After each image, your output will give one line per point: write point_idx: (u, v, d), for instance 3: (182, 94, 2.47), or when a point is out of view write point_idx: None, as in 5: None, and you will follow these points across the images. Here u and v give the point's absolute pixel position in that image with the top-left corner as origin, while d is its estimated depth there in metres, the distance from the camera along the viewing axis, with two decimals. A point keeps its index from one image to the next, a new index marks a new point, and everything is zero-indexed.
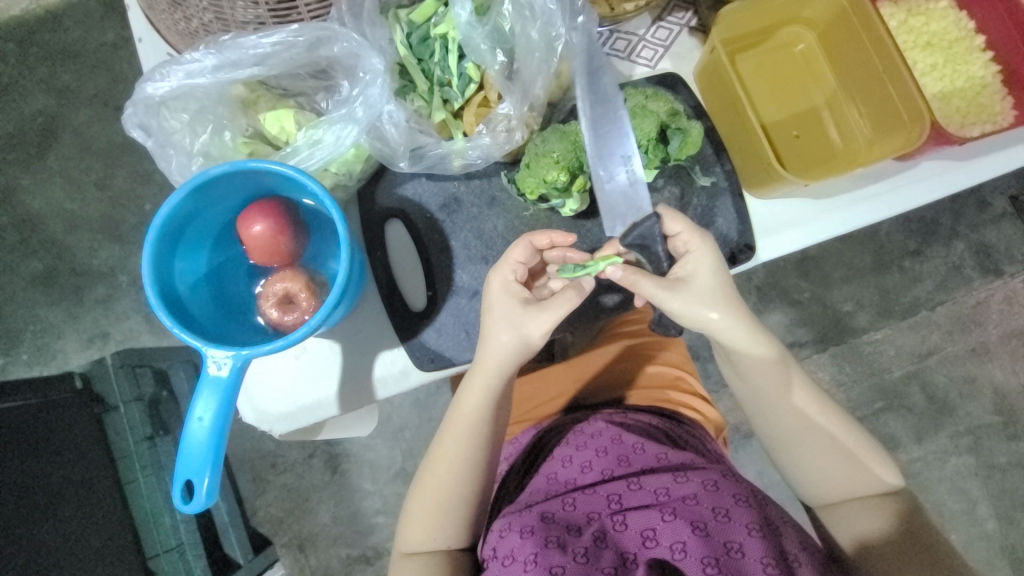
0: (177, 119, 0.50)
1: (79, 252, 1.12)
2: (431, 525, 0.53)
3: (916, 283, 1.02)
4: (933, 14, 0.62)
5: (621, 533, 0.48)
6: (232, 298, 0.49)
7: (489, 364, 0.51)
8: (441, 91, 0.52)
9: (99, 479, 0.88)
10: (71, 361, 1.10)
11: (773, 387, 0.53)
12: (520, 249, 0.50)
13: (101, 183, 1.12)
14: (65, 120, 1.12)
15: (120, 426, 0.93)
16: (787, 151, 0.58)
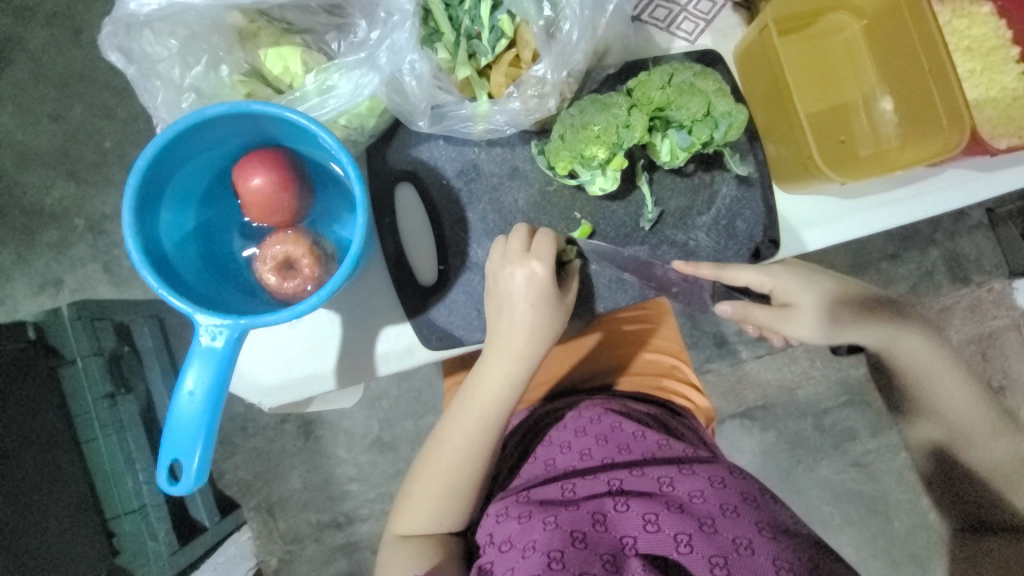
0: (163, 45, 0.43)
1: (30, 189, 1.02)
2: (430, 507, 0.52)
3: (889, 285, 1.05)
4: (976, 17, 0.59)
5: (622, 515, 0.48)
6: (224, 257, 0.44)
7: (503, 346, 0.49)
8: (468, 43, 0.47)
9: (52, 435, 0.81)
10: (20, 309, 1.01)
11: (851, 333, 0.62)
12: (521, 239, 0.48)
13: (56, 114, 1.01)
14: (17, 38, 1.01)
15: (79, 380, 0.87)
16: (825, 145, 0.56)
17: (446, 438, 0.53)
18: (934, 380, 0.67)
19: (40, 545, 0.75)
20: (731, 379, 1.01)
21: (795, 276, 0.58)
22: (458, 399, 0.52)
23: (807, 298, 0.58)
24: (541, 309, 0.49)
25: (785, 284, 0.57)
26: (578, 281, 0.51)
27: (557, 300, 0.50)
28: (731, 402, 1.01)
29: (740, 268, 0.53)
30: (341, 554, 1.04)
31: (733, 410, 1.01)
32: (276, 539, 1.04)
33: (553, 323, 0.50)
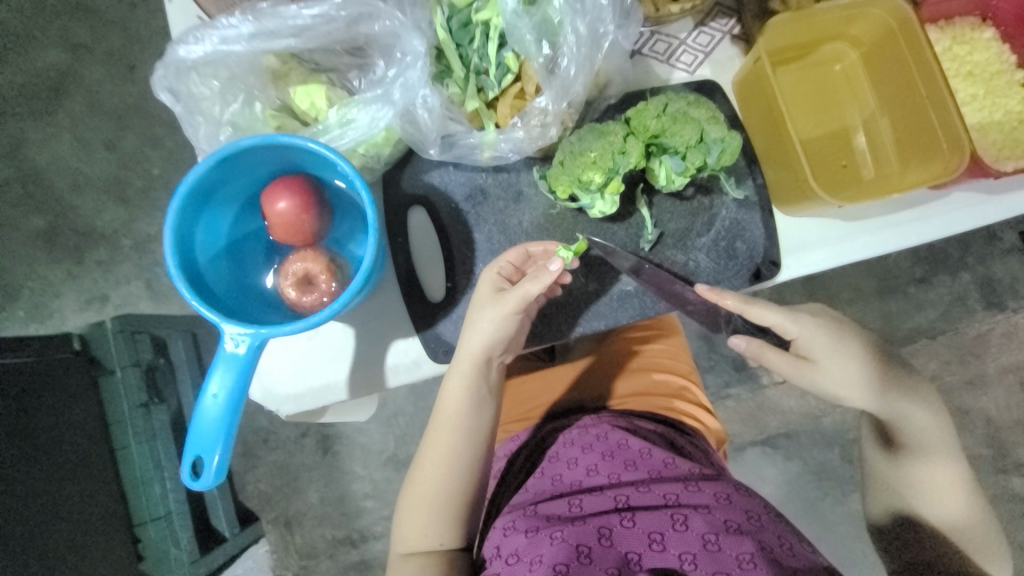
0: (206, 86, 0.48)
1: (82, 211, 1.15)
2: (427, 525, 0.54)
3: (918, 310, 1.06)
4: (977, 43, 0.59)
5: (628, 530, 0.48)
6: (250, 273, 0.48)
7: (466, 355, 0.51)
8: (477, 79, 0.51)
9: (91, 440, 0.87)
10: (67, 322, 1.13)
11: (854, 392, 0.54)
12: (513, 252, 0.51)
13: (111, 144, 1.15)
14: (76, 76, 1.16)
15: (116, 389, 0.93)
16: (824, 169, 0.57)
17: (437, 454, 0.54)
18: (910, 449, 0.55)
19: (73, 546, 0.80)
20: (750, 405, 0.99)
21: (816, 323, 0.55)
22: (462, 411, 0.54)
23: (822, 345, 0.55)
24: None
25: (810, 336, 0.55)
26: (530, 282, 0.48)
27: (496, 298, 0.50)
28: (751, 429, 0.99)
29: (761, 307, 0.53)
30: (355, 572, 1.05)
31: (753, 437, 0.99)
32: (292, 554, 1.06)
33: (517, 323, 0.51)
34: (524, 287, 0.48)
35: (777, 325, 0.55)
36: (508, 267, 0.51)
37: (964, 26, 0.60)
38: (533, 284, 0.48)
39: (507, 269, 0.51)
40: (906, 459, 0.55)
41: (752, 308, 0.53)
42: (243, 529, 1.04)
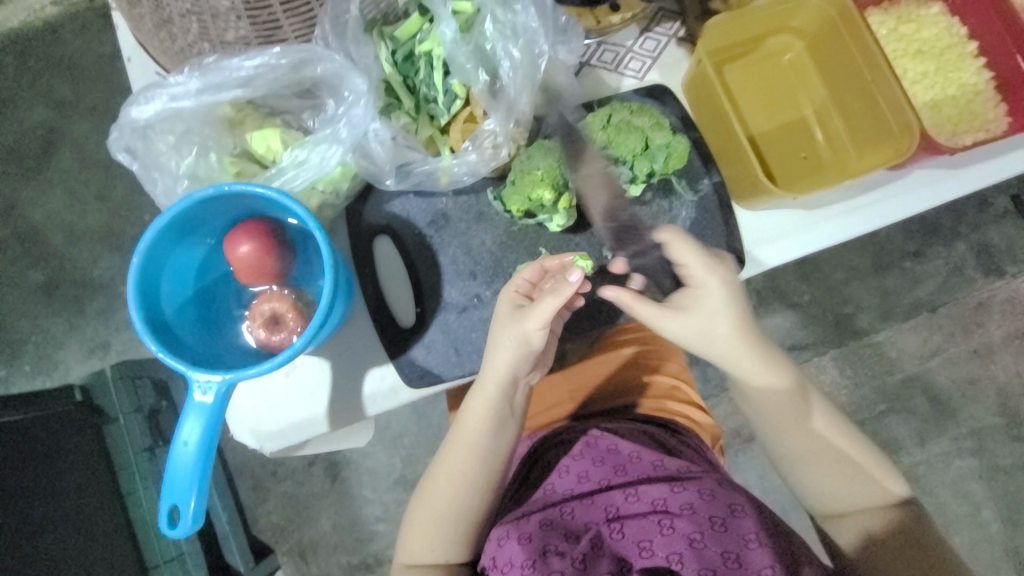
0: (162, 141, 0.50)
1: (77, 262, 1.21)
2: (432, 541, 0.53)
3: (917, 284, 1.08)
4: (924, 20, 0.58)
5: (618, 540, 0.49)
6: (221, 318, 0.49)
7: (492, 377, 0.52)
8: (427, 107, 0.53)
9: (98, 488, 0.88)
10: (72, 372, 1.18)
11: (779, 397, 0.54)
12: (530, 269, 0.51)
13: (100, 195, 1.21)
14: (62, 132, 1.22)
15: (122, 436, 0.96)
16: (779, 162, 0.58)
17: (444, 472, 0.54)
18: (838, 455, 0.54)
19: None
20: None
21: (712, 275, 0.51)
22: (459, 426, 0.55)
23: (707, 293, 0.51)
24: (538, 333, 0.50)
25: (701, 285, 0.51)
26: (553, 299, 0.48)
27: (518, 313, 0.50)
28: None
29: (684, 239, 0.50)
30: None
31: None
32: None
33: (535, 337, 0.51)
34: (548, 303, 0.49)
35: (687, 269, 0.51)
36: (525, 284, 0.52)
37: (908, 5, 0.59)
38: (555, 301, 0.48)
39: (525, 286, 0.52)
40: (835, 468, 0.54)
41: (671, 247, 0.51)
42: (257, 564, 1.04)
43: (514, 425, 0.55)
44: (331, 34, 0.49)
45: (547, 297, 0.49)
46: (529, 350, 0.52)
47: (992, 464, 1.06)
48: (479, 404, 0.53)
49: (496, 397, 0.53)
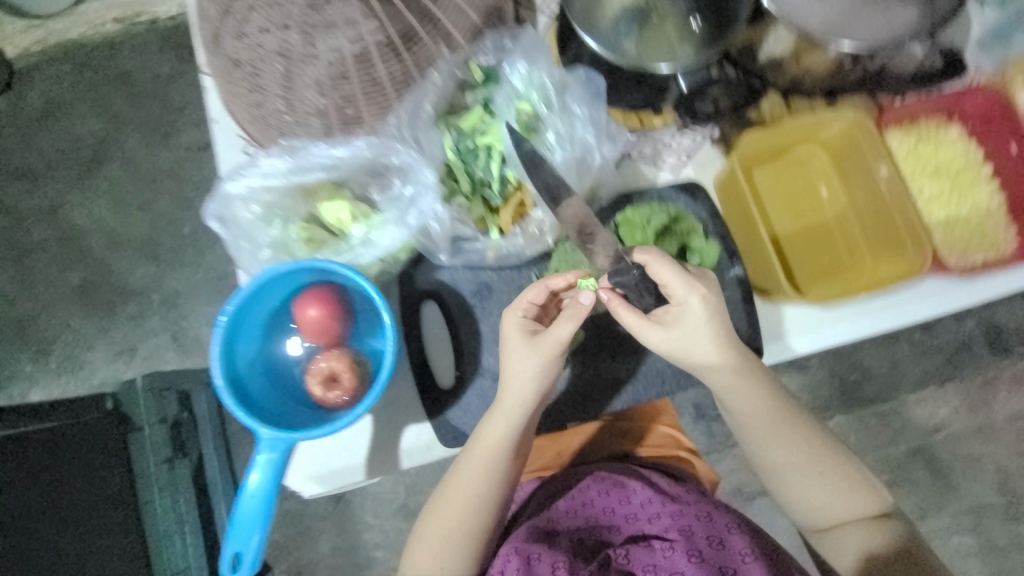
0: (249, 212, 0.56)
1: (116, 268, 1.34)
2: (441, 566, 0.56)
3: (926, 355, 1.11)
4: (942, 142, 0.63)
5: (624, 564, 0.55)
6: (282, 372, 0.54)
7: (510, 403, 0.53)
8: (481, 190, 0.58)
9: (111, 501, 0.93)
10: (96, 372, 1.31)
11: (777, 429, 0.57)
12: (535, 290, 0.53)
13: (144, 205, 1.34)
14: (114, 142, 1.35)
15: (143, 447, 0.99)
16: (799, 262, 0.63)
17: (455, 499, 0.56)
18: (831, 480, 0.58)
19: None
20: None
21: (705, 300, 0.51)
22: (467, 451, 0.55)
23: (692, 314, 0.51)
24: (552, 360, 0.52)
25: (686, 309, 0.51)
26: (563, 321, 0.51)
27: (532, 340, 0.53)
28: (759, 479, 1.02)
29: (660, 260, 0.50)
30: None
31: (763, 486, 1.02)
32: None
33: (550, 364, 0.53)
34: (559, 326, 0.51)
35: (668, 287, 0.51)
36: (531, 310, 0.54)
37: (929, 125, 0.63)
38: (568, 322, 0.51)
39: (531, 312, 0.54)
40: (836, 494, 0.57)
41: (647, 266, 0.51)
42: None
43: (524, 450, 0.57)
44: (401, 117, 0.55)
45: (557, 322, 0.51)
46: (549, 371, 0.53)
47: (988, 542, 1.09)
48: (491, 432, 0.54)
49: (507, 430, 0.54)
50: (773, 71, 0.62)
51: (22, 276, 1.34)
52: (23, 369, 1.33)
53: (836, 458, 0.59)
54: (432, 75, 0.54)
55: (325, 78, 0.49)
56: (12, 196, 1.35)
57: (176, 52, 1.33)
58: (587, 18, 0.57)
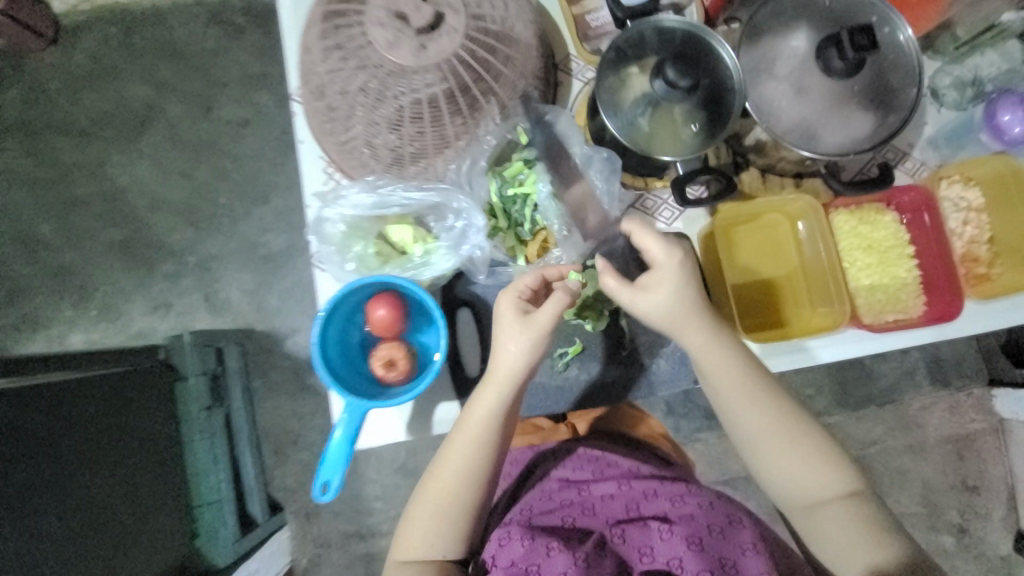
0: (335, 229, 0.72)
1: (156, 229, 1.44)
2: (433, 536, 0.70)
3: (872, 378, 1.32)
4: (879, 223, 0.80)
5: (619, 545, 0.70)
6: (353, 353, 0.71)
7: (499, 373, 0.67)
8: (515, 227, 0.75)
9: (166, 436, 1.12)
10: (135, 322, 1.42)
11: (746, 399, 0.69)
12: (529, 276, 0.69)
13: (186, 172, 1.44)
14: (160, 109, 1.45)
15: (188, 393, 1.20)
16: (755, 306, 0.80)
17: (448, 470, 0.70)
18: (795, 442, 0.69)
19: (147, 512, 1.03)
20: (716, 449, 1.23)
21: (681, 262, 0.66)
22: (463, 417, 0.69)
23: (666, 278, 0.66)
24: (539, 338, 0.66)
25: (665, 267, 0.66)
26: (551, 301, 0.66)
27: (524, 321, 0.66)
28: (717, 470, 1.23)
29: (642, 228, 0.66)
30: (361, 563, 1.34)
31: (717, 476, 1.22)
32: (309, 541, 1.36)
33: (535, 343, 0.66)
34: (550, 306, 0.65)
35: (650, 252, 0.67)
36: (525, 296, 0.68)
37: (869, 209, 0.80)
38: (556, 304, 0.65)
39: (525, 295, 0.68)
40: (800, 452, 0.69)
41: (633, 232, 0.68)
42: (271, 517, 1.32)
43: (507, 425, 0.71)
44: (456, 151, 0.73)
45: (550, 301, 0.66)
46: (532, 352, 0.67)
47: None
48: (483, 402, 0.68)
49: (495, 398, 0.68)
50: (756, 152, 0.78)
51: (66, 226, 1.44)
52: (62, 314, 1.42)
53: (800, 423, 0.70)
54: (483, 125, 0.72)
55: (407, 110, 0.68)
56: (60, 151, 1.44)
57: (226, 30, 1.43)
58: (609, 100, 0.71)
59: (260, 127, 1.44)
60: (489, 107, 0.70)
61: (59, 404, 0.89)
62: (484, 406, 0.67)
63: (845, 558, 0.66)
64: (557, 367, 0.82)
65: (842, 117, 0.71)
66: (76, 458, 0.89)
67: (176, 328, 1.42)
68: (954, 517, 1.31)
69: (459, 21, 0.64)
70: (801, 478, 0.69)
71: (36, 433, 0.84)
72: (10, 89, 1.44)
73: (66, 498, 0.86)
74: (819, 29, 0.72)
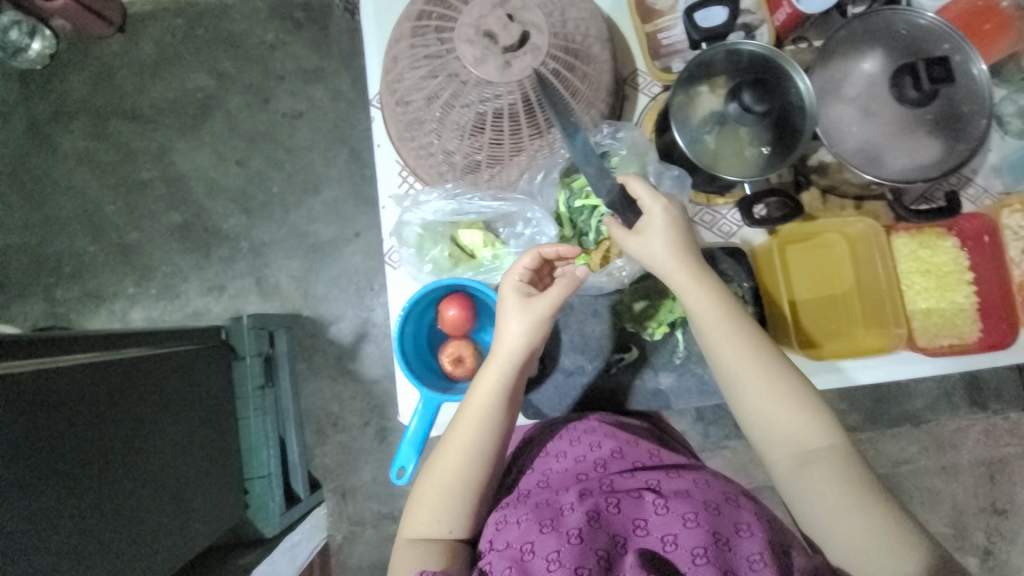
0: (413, 232, 0.78)
1: (212, 214, 1.47)
2: (438, 514, 0.67)
3: (909, 397, 1.32)
4: (938, 248, 0.81)
5: (613, 514, 0.63)
6: (424, 348, 0.80)
7: (503, 349, 0.67)
8: (579, 236, 0.79)
9: (225, 412, 1.19)
10: (190, 302, 1.46)
11: (732, 347, 0.66)
12: (528, 257, 0.69)
13: (242, 161, 1.46)
14: (220, 100, 1.46)
15: (245, 372, 1.27)
16: (808, 324, 0.82)
17: (453, 446, 0.68)
18: (778, 392, 0.65)
19: (209, 481, 1.11)
20: (744, 457, 1.25)
21: (672, 209, 0.66)
22: (466, 399, 0.69)
23: (662, 233, 0.65)
24: (542, 320, 0.68)
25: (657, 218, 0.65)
26: (564, 285, 0.67)
27: (531, 304, 0.67)
28: (744, 477, 1.25)
29: (635, 178, 0.66)
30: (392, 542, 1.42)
31: (743, 483, 1.24)
32: (344, 518, 1.42)
33: (541, 320, 0.68)
34: (556, 291, 0.67)
35: (640, 202, 0.67)
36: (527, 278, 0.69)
37: (930, 235, 0.82)
38: (563, 288, 0.67)
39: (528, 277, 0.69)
40: (784, 404, 0.65)
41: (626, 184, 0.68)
42: (311, 494, 1.38)
43: (513, 400, 0.70)
44: (529, 159, 0.77)
45: (554, 288, 0.67)
46: (534, 332, 0.68)
47: None
48: (486, 382, 0.68)
49: (497, 380, 0.68)
50: (817, 173, 0.80)
51: (129, 207, 1.47)
52: (124, 290, 1.46)
53: (786, 375, 0.66)
54: (555, 135, 0.75)
55: (488, 116, 0.71)
56: (124, 135, 1.47)
57: (286, 23, 1.44)
58: (679, 115, 0.73)
59: (313, 120, 1.45)
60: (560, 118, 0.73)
61: (135, 382, 0.94)
62: (487, 385, 0.67)
63: (830, 516, 0.63)
64: (612, 372, 0.85)
65: (911, 143, 0.72)
66: (146, 433, 0.95)
67: (230, 310, 1.46)
68: (981, 538, 1.31)
69: (542, 40, 0.68)
70: (785, 434, 0.65)
71: (115, 407, 0.89)
72: (77, 71, 1.46)
73: (137, 469, 0.92)
74: (893, 55, 0.72)
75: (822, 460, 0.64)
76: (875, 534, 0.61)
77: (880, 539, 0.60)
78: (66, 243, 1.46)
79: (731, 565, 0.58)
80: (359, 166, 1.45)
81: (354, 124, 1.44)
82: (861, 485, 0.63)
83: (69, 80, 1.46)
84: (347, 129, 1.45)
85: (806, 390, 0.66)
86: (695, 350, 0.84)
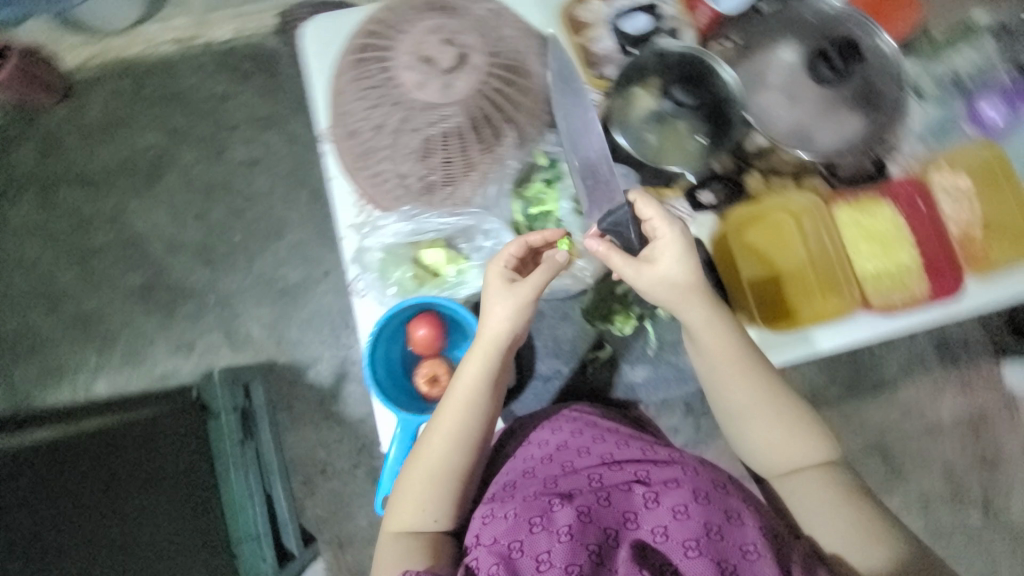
0: (373, 257, 0.79)
1: (174, 270, 1.43)
2: (424, 504, 0.65)
3: (884, 363, 1.35)
4: (877, 213, 0.85)
5: (603, 509, 0.62)
6: (397, 371, 0.80)
7: (486, 338, 0.65)
8: None
9: (210, 474, 1.15)
10: (158, 363, 1.40)
11: (725, 361, 0.67)
12: (513, 245, 0.67)
13: (200, 215, 1.44)
14: (172, 156, 1.45)
15: (220, 428, 1.23)
16: (769, 300, 0.85)
17: (437, 439, 0.66)
18: (771, 406, 0.68)
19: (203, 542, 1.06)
20: None
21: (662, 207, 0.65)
22: (450, 391, 0.66)
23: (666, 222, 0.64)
24: (525, 304, 0.65)
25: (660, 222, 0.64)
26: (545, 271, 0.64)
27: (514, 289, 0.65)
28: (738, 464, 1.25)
29: (648, 200, 0.65)
30: None
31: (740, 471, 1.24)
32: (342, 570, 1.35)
33: (525, 302, 0.65)
34: (536, 277, 0.64)
35: (652, 224, 0.65)
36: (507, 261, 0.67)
37: (868, 201, 0.85)
38: (543, 274, 0.64)
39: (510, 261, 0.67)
40: (775, 417, 0.68)
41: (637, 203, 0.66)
42: (305, 548, 1.33)
43: (498, 387, 0.68)
44: (481, 174, 0.78)
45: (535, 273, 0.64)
46: (515, 317, 0.65)
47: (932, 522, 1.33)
48: (470, 372, 0.66)
49: (482, 368, 0.65)
50: (756, 157, 0.84)
51: (86, 274, 1.43)
52: (87, 361, 1.40)
53: (776, 389, 0.69)
54: (504, 148, 0.77)
55: (436, 138, 0.73)
56: (75, 202, 1.44)
57: (233, 74, 1.45)
58: (618, 117, 0.77)
59: (270, 165, 1.45)
60: (505, 131, 0.76)
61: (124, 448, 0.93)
62: (470, 375, 0.65)
63: (814, 517, 0.67)
64: (591, 371, 0.85)
65: (835, 118, 0.78)
66: (140, 501, 0.92)
67: (200, 367, 1.40)
68: (974, 494, 1.34)
69: (478, 61, 0.71)
70: (773, 444, 0.68)
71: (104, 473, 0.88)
72: (22, 144, 1.43)
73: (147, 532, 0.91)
74: (807, 41, 0.78)
75: (805, 467, 0.68)
76: (855, 530, 0.65)
77: (864, 543, 0.64)
78: (21, 320, 1.40)
79: (720, 551, 0.58)
80: (320, 206, 1.44)
81: (311, 164, 1.45)
82: (843, 490, 0.67)
83: (14, 153, 1.43)
84: (305, 169, 1.45)
85: (794, 404, 0.68)
86: (668, 341, 0.85)
